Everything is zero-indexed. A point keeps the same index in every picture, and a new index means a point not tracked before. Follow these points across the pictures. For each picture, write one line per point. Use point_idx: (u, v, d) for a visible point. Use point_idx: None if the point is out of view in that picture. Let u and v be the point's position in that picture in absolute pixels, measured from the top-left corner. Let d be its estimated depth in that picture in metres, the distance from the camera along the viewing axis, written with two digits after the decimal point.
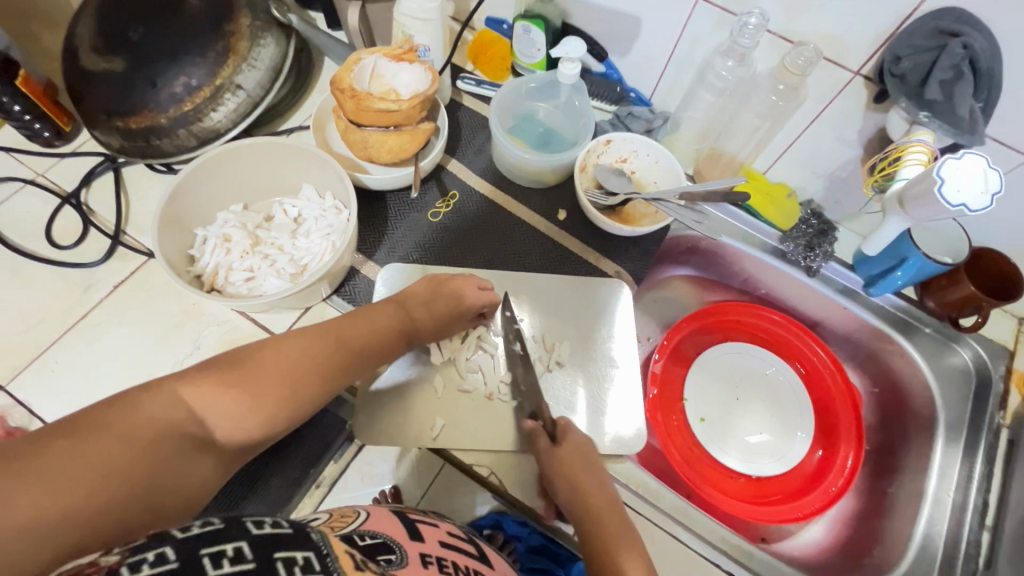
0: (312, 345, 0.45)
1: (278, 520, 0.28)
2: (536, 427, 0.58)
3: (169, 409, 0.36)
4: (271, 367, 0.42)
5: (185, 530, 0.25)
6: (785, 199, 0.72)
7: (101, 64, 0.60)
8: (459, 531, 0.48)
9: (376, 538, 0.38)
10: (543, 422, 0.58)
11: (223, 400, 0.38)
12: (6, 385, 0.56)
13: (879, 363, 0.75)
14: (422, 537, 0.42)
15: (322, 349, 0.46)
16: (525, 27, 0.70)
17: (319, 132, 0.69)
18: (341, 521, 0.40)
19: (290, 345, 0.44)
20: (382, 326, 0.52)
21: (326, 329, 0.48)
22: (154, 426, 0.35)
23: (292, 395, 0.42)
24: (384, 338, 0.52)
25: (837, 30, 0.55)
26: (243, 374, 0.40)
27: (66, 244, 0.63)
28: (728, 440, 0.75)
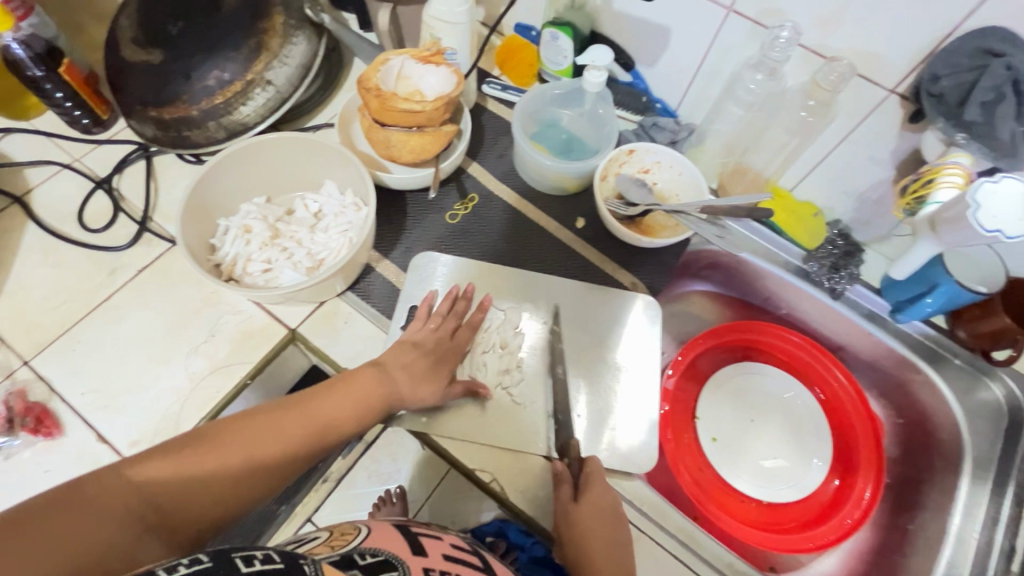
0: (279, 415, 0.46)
1: (271, 554, 0.28)
2: (563, 467, 0.57)
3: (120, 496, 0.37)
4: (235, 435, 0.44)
5: (171, 571, 0.25)
6: (811, 217, 0.71)
7: (141, 56, 0.62)
8: (463, 543, 0.48)
9: (377, 556, 0.37)
10: (570, 462, 0.57)
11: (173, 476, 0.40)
12: (30, 361, 0.58)
13: (903, 392, 0.72)
14: (426, 551, 0.42)
15: (287, 426, 0.46)
16: (553, 33, 0.69)
17: (344, 129, 0.70)
18: (342, 539, 0.40)
19: (252, 421, 0.45)
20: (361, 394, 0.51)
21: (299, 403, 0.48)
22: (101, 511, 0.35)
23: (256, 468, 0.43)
24: (362, 406, 0.50)
25: (873, 47, 0.53)
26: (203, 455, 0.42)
27: (97, 227, 0.65)
28: (741, 462, 0.73)
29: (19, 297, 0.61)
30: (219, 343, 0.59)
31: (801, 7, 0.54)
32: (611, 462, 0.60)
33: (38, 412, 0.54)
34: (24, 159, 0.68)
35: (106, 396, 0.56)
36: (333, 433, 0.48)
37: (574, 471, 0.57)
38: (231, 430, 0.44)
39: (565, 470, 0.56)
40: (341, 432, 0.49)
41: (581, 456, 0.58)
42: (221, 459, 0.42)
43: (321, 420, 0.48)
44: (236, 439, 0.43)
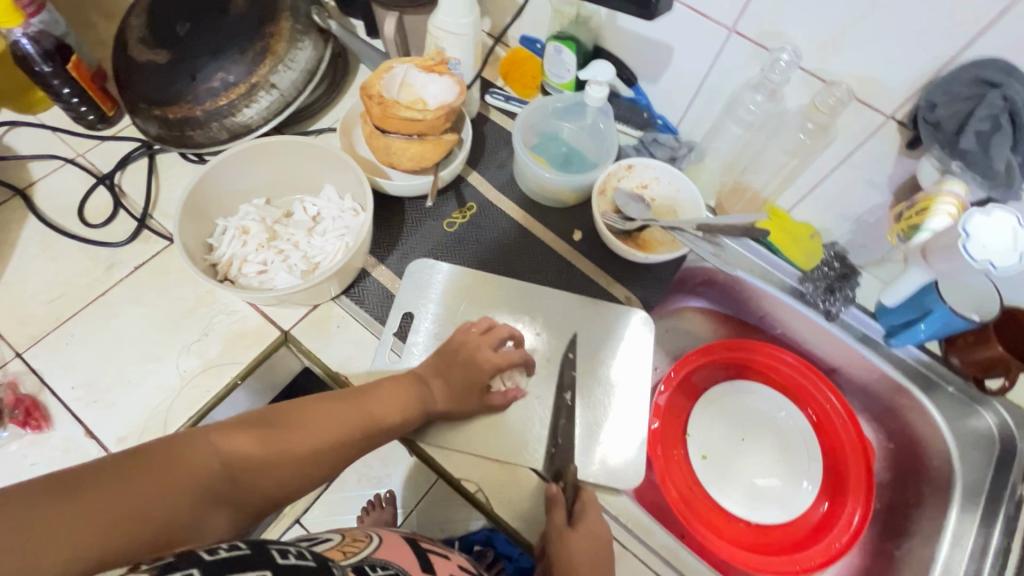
0: (336, 407, 0.50)
1: (304, 554, 0.31)
2: (558, 491, 0.56)
3: (210, 457, 0.41)
4: (299, 422, 0.48)
5: (213, 552, 0.28)
6: (808, 239, 0.71)
7: (149, 55, 0.63)
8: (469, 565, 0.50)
9: (388, 569, 0.38)
10: (566, 486, 0.57)
11: (248, 450, 0.43)
12: (23, 353, 0.58)
13: (896, 417, 0.71)
14: (434, 567, 0.44)
15: (343, 418, 0.50)
16: (556, 47, 0.70)
17: (346, 134, 0.71)
18: (353, 547, 0.42)
19: (309, 412, 0.49)
20: (407, 397, 0.56)
21: (356, 398, 0.53)
22: (193, 470, 0.39)
23: (315, 454, 0.47)
24: (406, 409, 0.55)
25: (872, 72, 0.54)
26: (273, 433, 0.46)
27: (97, 223, 0.65)
28: (730, 481, 0.73)
29: (15, 289, 0.61)
30: (212, 343, 0.59)
31: (802, 30, 0.55)
32: (600, 477, 0.60)
33: (27, 404, 0.54)
34: (28, 152, 0.68)
35: (96, 391, 0.56)
36: (376, 430, 0.52)
37: (569, 495, 0.57)
38: (289, 418, 0.48)
39: (559, 494, 0.56)
40: (383, 430, 0.53)
41: (576, 481, 0.58)
42: (286, 442, 0.46)
43: (369, 416, 0.52)
44: (297, 426, 0.47)
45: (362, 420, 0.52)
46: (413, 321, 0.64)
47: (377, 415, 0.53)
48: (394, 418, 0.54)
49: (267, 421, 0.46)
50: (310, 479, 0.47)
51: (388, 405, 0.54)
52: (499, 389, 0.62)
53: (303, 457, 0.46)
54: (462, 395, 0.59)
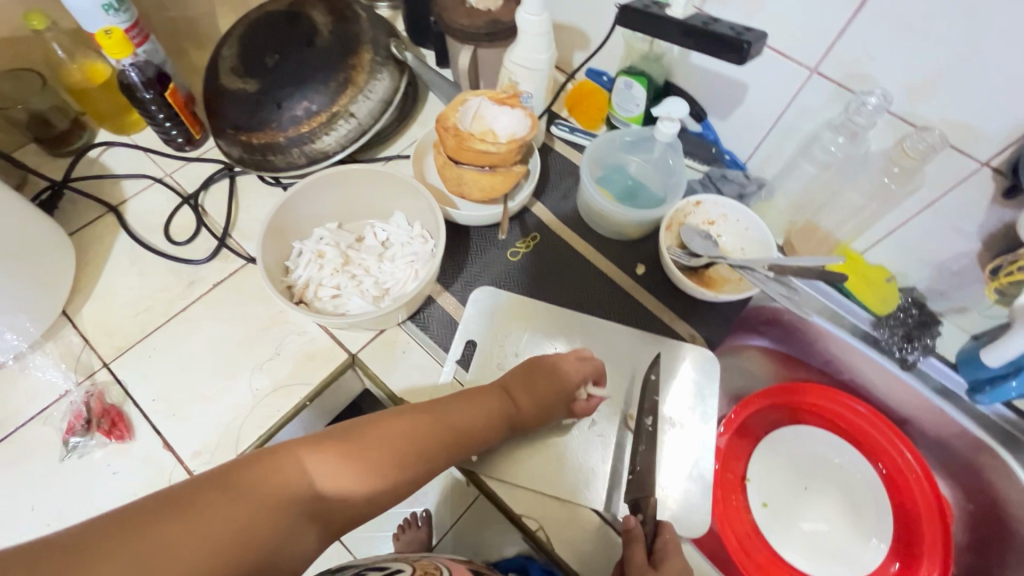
0: (416, 420, 0.50)
1: None
2: (637, 524, 0.54)
3: (301, 474, 0.40)
4: (382, 436, 0.47)
5: None
6: (884, 283, 0.68)
7: (238, 84, 0.67)
8: None
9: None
10: (644, 519, 0.54)
11: (336, 468, 0.43)
12: (110, 363, 0.61)
13: (975, 476, 0.67)
14: None
15: (424, 434, 0.50)
16: (626, 82, 0.71)
17: (417, 162, 0.73)
18: None
19: (394, 426, 0.49)
20: (489, 411, 0.56)
21: (438, 412, 0.53)
22: (285, 488, 0.38)
23: (399, 467, 0.47)
24: (483, 421, 0.55)
25: (965, 118, 0.52)
26: (358, 447, 0.45)
27: (181, 240, 0.68)
28: (791, 530, 0.70)
29: (105, 301, 0.64)
30: (283, 362, 0.61)
31: (891, 74, 0.54)
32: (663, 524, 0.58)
33: (113, 415, 0.57)
34: (122, 171, 0.72)
35: (175, 404, 0.59)
36: (456, 441, 0.53)
37: (648, 530, 0.54)
38: (375, 430, 0.47)
39: (637, 528, 0.53)
40: (463, 442, 0.53)
41: (655, 516, 0.55)
42: (373, 455, 0.46)
43: (451, 428, 0.53)
44: (384, 440, 0.47)
45: (445, 431, 0.52)
46: (474, 349, 0.65)
47: (459, 425, 0.53)
48: (475, 429, 0.54)
49: (350, 434, 0.46)
50: (395, 495, 0.47)
51: (468, 416, 0.54)
52: (581, 397, 0.60)
53: (391, 471, 0.46)
54: (548, 404, 0.59)
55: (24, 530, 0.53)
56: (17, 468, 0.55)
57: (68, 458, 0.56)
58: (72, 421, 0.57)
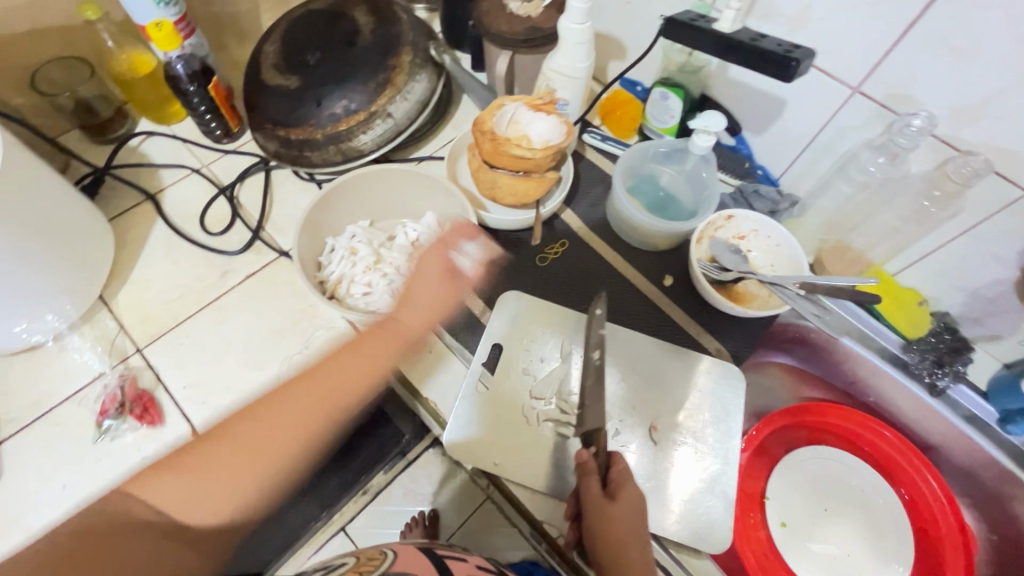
0: (277, 408, 0.48)
1: None
2: (589, 458, 0.54)
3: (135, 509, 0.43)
4: (236, 436, 0.47)
5: None
6: (916, 306, 0.68)
7: (280, 80, 0.68)
8: (484, 565, 0.55)
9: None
10: (597, 452, 0.55)
11: (174, 491, 0.44)
12: (143, 349, 0.62)
13: (1001, 507, 0.66)
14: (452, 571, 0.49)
15: (289, 416, 0.48)
16: (663, 93, 0.71)
17: (451, 163, 0.74)
18: (370, 565, 0.46)
19: (258, 415, 0.48)
20: (367, 364, 0.52)
21: (304, 385, 0.50)
22: (123, 528, 0.42)
23: (262, 466, 0.46)
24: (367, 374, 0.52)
25: (1010, 145, 0.51)
26: (205, 463, 0.45)
27: (215, 231, 0.69)
28: (810, 552, 0.69)
29: (139, 289, 0.65)
30: (310, 356, 0.62)
31: (936, 97, 0.53)
32: (684, 539, 0.57)
33: (145, 400, 0.58)
34: (161, 160, 0.74)
35: (205, 392, 0.59)
36: (340, 403, 0.50)
37: (601, 464, 0.54)
38: (231, 433, 0.47)
39: (590, 461, 0.54)
40: (350, 403, 0.51)
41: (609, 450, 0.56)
42: (217, 458, 0.46)
43: (327, 392, 0.50)
44: (242, 440, 0.47)
45: (319, 400, 0.50)
46: (500, 353, 0.65)
47: (336, 393, 0.50)
48: (366, 377, 0.52)
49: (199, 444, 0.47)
50: (286, 472, 0.47)
51: (346, 378, 0.51)
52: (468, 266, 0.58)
53: (259, 461, 0.46)
54: (434, 309, 0.56)
55: (54, 509, 0.54)
56: (51, 447, 0.56)
57: (102, 440, 0.57)
58: (105, 404, 0.58)
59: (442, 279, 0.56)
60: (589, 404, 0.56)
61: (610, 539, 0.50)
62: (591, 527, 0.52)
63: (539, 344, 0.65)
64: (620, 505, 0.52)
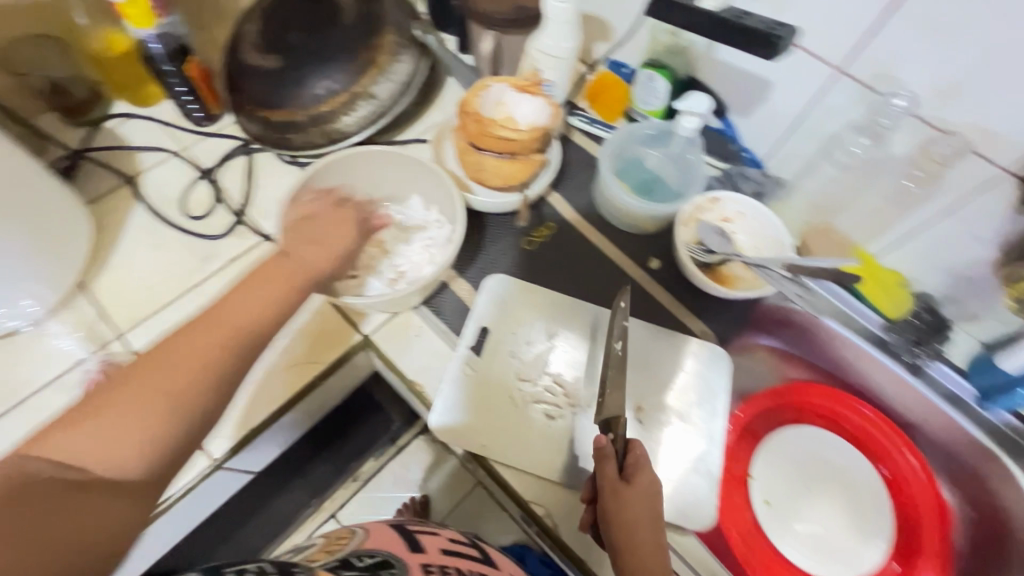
0: (178, 340, 0.44)
1: (264, 567, 0.35)
2: (607, 443, 0.52)
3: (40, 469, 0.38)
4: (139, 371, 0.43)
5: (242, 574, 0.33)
6: (898, 287, 0.68)
7: (260, 60, 0.66)
8: (460, 538, 0.57)
9: (375, 556, 0.44)
10: (616, 439, 0.53)
11: (85, 443, 0.39)
12: (124, 334, 0.61)
13: (978, 483, 0.68)
14: (425, 547, 0.50)
15: (195, 342, 0.44)
16: (649, 75, 0.71)
17: (436, 146, 0.73)
18: (337, 544, 0.47)
19: (152, 357, 0.44)
20: (270, 287, 0.49)
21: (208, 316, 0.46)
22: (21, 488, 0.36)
23: (181, 391, 0.42)
24: (274, 292, 0.49)
25: (989, 124, 0.52)
26: (114, 404, 0.41)
27: (196, 215, 0.68)
28: (793, 530, 0.70)
29: (118, 273, 0.64)
30: (295, 340, 0.61)
31: (918, 76, 0.53)
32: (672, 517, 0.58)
33: None
34: (139, 143, 0.72)
35: None
36: (249, 340, 0.47)
37: (619, 449, 0.52)
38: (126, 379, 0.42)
39: (608, 446, 0.52)
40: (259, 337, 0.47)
41: (627, 436, 0.53)
42: (124, 404, 0.41)
43: (232, 326, 0.46)
44: (139, 384, 0.42)
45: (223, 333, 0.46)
46: (487, 337, 0.64)
47: (242, 322, 0.47)
48: (269, 294, 0.49)
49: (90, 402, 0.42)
50: (202, 409, 0.43)
51: (252, 308, 0.48)
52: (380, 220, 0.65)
53: (170, 397, 0.42)
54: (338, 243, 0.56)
55: None
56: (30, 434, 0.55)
57: None
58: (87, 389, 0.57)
59: (346, 226, 0.58)
60: (610, 391, 0.54)
61: (629, 524, 0.49)
62: (607, 510, 0.50)
63: (525, 326, 0.65)
64: (635, 488, 0.50)
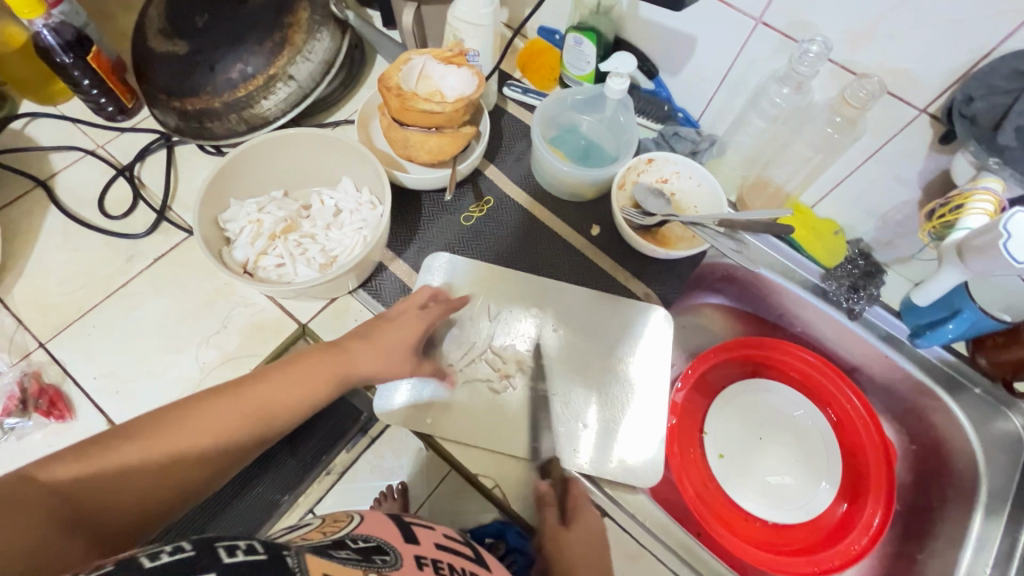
0: (216, 406, 0.45)
1: (254, 545, 0.28)
2: (546, 490, 0.57)
3: (37, 487, 0.39)
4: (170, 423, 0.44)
5: (233, 552, 0.27)
6: (832, 235, 0.69)
7: (167, 46, 0.63)
8: (455, 534, 0.50)
9: (369, 541, 0.39)
10: (554, 482, 0.58)
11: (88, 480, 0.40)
12: (46, 343, 0.59)
13: (918, 417, 0.70)
14: (418, 539, 0.44)
15: (223, 413, 0.45)
16: (576, 38, 0.69)
17: (363, 127, 0.71)
18: (334, 526, 0.42)
19: (182, 412, 0.44)
20: (309, 375, 0.49)
21: (246, 392, 0.47)
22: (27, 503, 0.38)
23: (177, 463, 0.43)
24: (309, 384, 0.49)
25: (903, 64, 0.52)
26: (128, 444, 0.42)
27: (117, 215, 0.65)
28: (747, 478, 0.72)
29: (37, 280, 0.62)
30: (231, 335, 0.60)
31: (831, 20, 0.53)
32: (612, 474, 0.59)
33: (51, 395, 0.55)
34: (51, 144, 0.69)
35: (118, 381, 0.57)
36: (268, 423, 0.47)
37: (556, 491, 0.57)
38: (148, 433, 0.43)
39: (547, 493, 0.57)
40: (273, 421, 0.47)
41: (563, 477, 0.59)
42: (126, 461, 0.41)
43: (258, 407, 0.46)
44: (158, 439, 0.43)
45: (250, 413, 0.46)
46: None
47: (272, 407, 0.47)
48: (300, 387, 0.48)
49: (107, 438, 0.42)
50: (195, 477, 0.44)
51: (284, 398, 0.47)
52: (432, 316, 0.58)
53: (185, 458, 0.43)
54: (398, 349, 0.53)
55: None
56: None
57: (6, 440, 0.54)
58: (6, 403, 0.54)
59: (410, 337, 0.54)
60: (543, 435, 0.60)
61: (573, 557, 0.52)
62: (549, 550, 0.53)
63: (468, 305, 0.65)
64: (574, 532, 0.54)
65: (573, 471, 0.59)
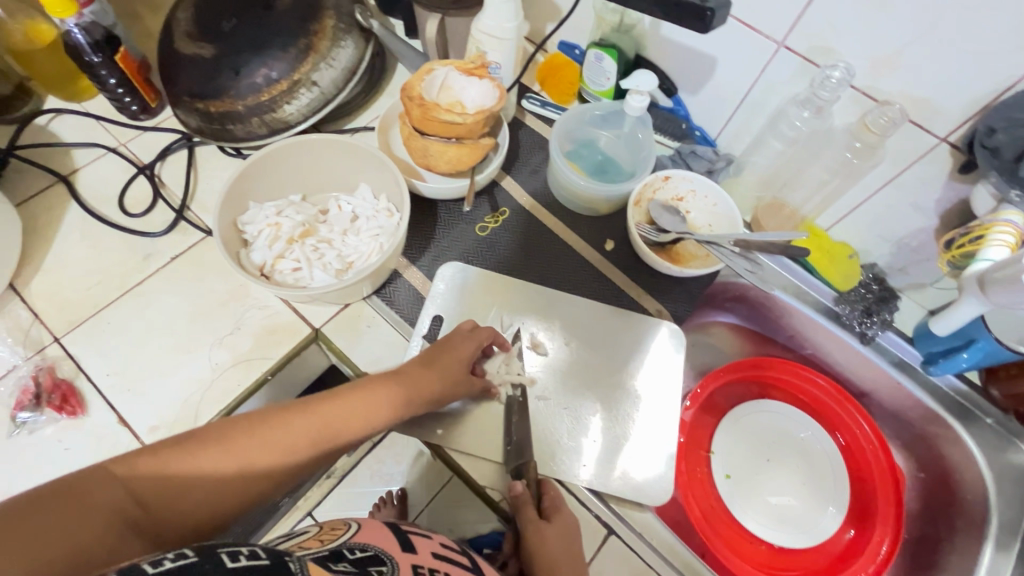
0: (292, 422, 0.43)
1: (256, 550, 0.28)
2: (522, 490, 0.54)
3: (112, 487, 0.35)
4: (247, 433, 0.41)
5: (236, 559, 0.27)
6: (846, 259, 0.69)
7: (194, 48, 0.63)
8: (452, 542, 0.49)
9: (366, 551, 0.39)
10: (528, 484, 0.55)
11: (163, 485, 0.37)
12: (61, 338, 0.59)
13: (927, 445, 0.69)
14: (416, 548, 0.44)
15: (296, 428, 0.43)
16: (597, 54, 0.70)
17: (382, 133, 0.71)
18: (332, 535, 0.42)
19: (258, 422, 0.42)
20: (380, 398, 0.48)
21: (319, 410, 0.44)
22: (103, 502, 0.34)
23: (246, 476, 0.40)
24: (381, 407, 0.47)
25: (926, 93, 0.52)
26: (204, 449, 0.39)
27: (136, 213, 0.66)
28: (752, 500, 0.71)
29: (55, 274, 0.62)
30: (243, 336, 0.60)
31: (854, 47, 0.54)
32: (615, 489, 0.59)
33: (64, 390, 0.55)
34: (74, 141, 0.70)
35: (130, 378, 0.57)
36: (335, 443, 0.45)
37: (532, 493, 0.55)
38: (227, 440, 0.40)
39: (523, 493, 0.54)
40: (339, 441, 0.45)
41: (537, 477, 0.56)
42: (204, 467, 0.38)
43: (331, 426, 0.44)
44: (233, 448, 0.40)
45: (323, 433, 0.44)
46: (441, 325, 0.63)
47: (345, 428, 0.45)
48: (372, 409, 0.47)
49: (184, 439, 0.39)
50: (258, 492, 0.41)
51: (356, 420, 0.46)
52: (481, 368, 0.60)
53: (256, 472, 0.40)
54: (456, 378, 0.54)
55: None
56: None
57: (17, 434, 0.54)
58: (21, 397, 0.55)
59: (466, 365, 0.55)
60: (516, 436, 0.58)
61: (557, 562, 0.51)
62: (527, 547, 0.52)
63: (481, 315, 0.65)
64: (552, 525, 0.53)
65: (578, 485, 0.59)
